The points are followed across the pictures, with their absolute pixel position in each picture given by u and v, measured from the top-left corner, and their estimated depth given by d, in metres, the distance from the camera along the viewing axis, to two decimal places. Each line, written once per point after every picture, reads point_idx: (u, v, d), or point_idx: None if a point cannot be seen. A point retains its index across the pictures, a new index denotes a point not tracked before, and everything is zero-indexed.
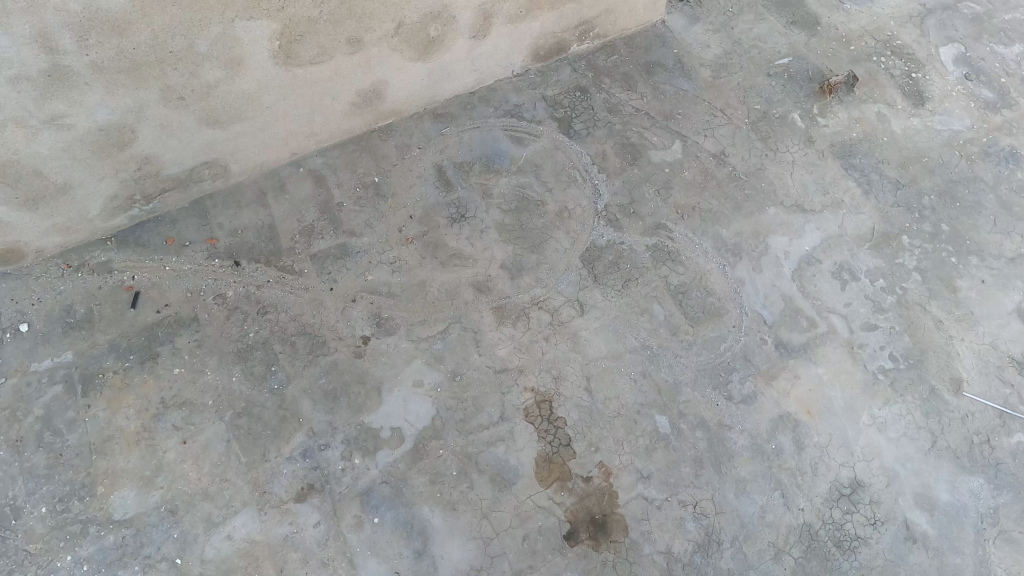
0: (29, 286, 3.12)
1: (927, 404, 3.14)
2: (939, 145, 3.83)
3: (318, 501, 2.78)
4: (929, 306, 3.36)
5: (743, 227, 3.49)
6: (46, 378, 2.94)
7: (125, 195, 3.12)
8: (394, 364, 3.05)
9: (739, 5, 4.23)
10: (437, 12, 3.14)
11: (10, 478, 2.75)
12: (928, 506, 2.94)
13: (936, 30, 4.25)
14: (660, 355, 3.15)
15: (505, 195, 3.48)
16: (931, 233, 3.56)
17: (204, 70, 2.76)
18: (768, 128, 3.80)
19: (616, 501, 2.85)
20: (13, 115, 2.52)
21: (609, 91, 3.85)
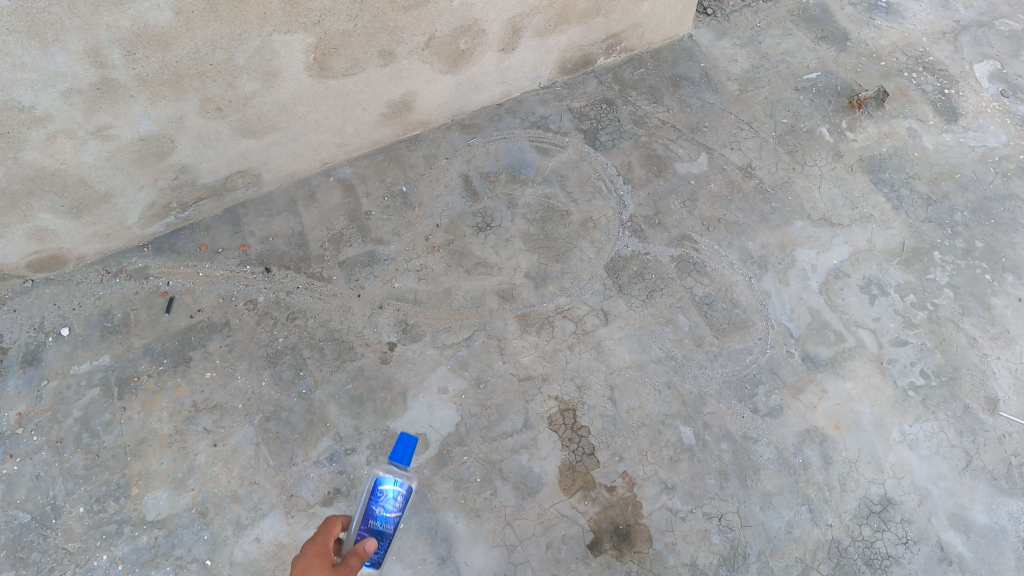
0: (71, 292, 3.22)
1: (961, 422, 3.07)
2: (972, 161, 3.78)
3: (344, 505, 2.80)
4: (962, 323, 3.30)
5: (769, 240, 3.47)
6: (85, 380, 3.02)
7: (163, 203, 3.23)
8: (419, 370, 3.07)
9: (767, 20, 4.27)
10: (467, 25, 3.21)
11: (50, 478, 2.82)
12: (964, 527, 2.86)
13: (971, 47, 4.22)
14: (685, 366, 3.14)
15: (530, 205, 3.51)
16: (964, 249, 3.50)
17: (241, 82, 2.86)
18: (796, 141, 3.79)
19: (640, 511, 2.82)
20: (63, 127, 2.63)
21: (635, 103, 3.88)
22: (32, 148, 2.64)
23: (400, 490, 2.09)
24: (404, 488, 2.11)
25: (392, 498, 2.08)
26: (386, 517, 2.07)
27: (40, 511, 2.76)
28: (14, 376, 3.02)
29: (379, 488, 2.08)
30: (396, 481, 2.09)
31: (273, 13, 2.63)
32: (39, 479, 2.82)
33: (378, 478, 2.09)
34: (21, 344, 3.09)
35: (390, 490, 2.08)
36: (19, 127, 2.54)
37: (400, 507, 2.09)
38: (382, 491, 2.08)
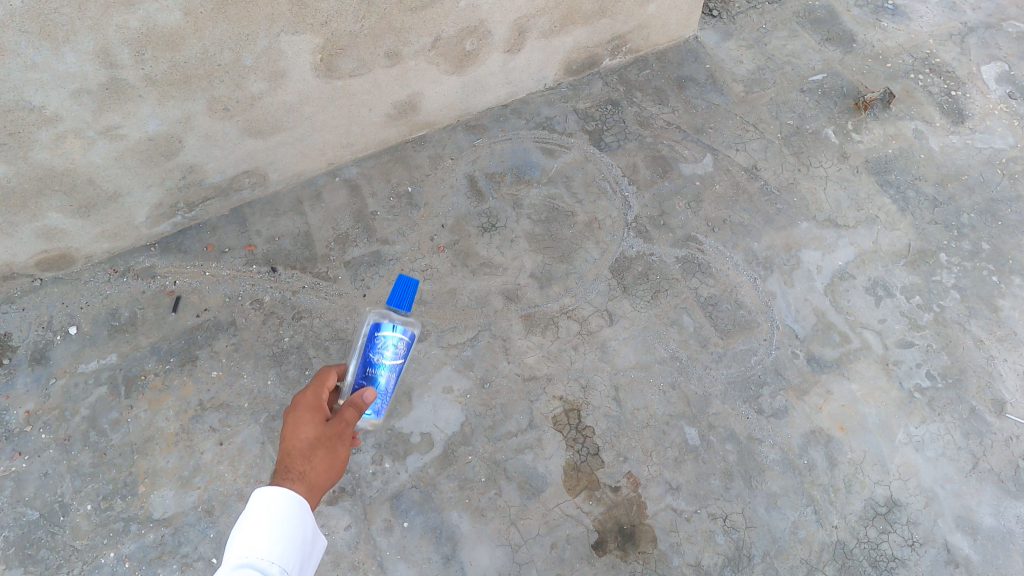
0: (78, 290, 3.24)
1: (967, 425, 3.06)
2: (979, 163, 3.77)
3: (349, 504, 2.79)
4: (968, 325, 3.29)
5: (774, 241, 3.47)
6: (92, 379, 3.04)
7: (170, 203, 3.25)
8: (424, 370, 3.08)
9: (773, 22, 4.27)
10: (474, 26, 3.23)
11: (58, 476, 2.84)
12: (971, 529, 2.85)
13: (978, 49, 4.22)
14: (690, 366, 3.14)
15: (535, 206, 3.52)
16: (971, 251, 3.49)
17: (249, 82, 2.87)
18: (801, 143, 3.79)
19: (645, 511, 2.82)
20: (72, 126, 2.65)
21: (640, 104, 3.89)
22: (42, 148, 2.66)
23: (400, 337, 2.10)
24: (405, 335, 2.12)
25: (392, 345, 2.08)
26: (385, 360, 2.09)
27: (48, 508, 2.77)
28: (22, 374, 3.04)
29: (378, 332, 2.07)
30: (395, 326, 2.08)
31: (281, 14, 2.65)
32: (47, 477, 2.83)
33: (376, 323, 2.08)
34: (30, 343, 3.11)
35: (389, 336, 2.07)
36: (29, 127, 2.56)
37: (402, 352, 2.11)
38: (380, 337, 2.08)
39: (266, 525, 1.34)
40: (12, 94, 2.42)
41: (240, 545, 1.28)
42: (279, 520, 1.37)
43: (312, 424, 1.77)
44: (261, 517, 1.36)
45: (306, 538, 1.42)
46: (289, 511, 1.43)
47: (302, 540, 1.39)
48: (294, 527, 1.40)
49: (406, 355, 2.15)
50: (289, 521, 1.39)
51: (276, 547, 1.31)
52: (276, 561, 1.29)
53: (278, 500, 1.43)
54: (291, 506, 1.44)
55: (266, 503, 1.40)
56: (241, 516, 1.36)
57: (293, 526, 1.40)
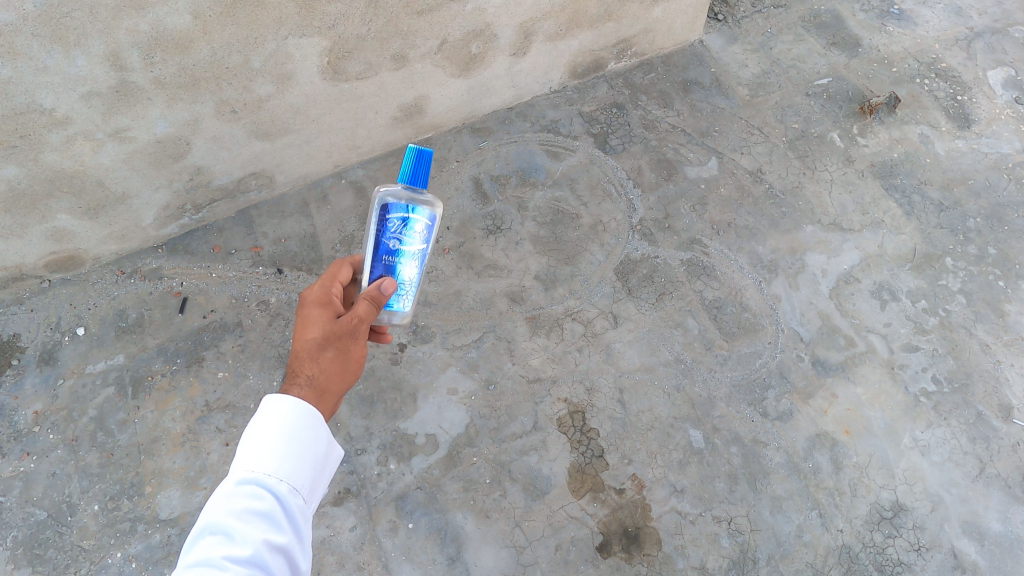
0: (86, 292, 3.26)
1: (974, 429, 3.05)
2: (985, 168, 3.77)
3: (354, 505, 2.80)
4: (974, 330, 3.28)
5: (779, 244, 3.47)
6: (100, 379, 3.06)
7: (178, 205, 3.27)
8: (429, 371, 3.08)
9: (778, 26, 4.28)
10: (480, 30, 3.25)
11: (65, 476, 2.85)
12: (977, 535, 2.84)
13: (984, 54, 4.22)
14: (694, 369, 3.14)
15: (541, 208, 3.53)
16: (977, 256, 3.48)
17: (256, 85, 2.90)
18: (806, 146, 3.79)
19: (649, 513, 2.82)
20: (82, 129, 2.67)
21: (646, 108, 3.90)
22: (52, 150, 2.69)
23: (418, 218, 1.96)
24: (425, 216, 1.97)
25: (411, 229, 1.96)
26: (405, 246, 1.98)
27: (55, 508, 2.79)
28: (31, 375, 3.06)
29: (391, 213, 1.94)
30: (411, 207, 1.94)
31: (289, 17, 2.67)
32: (54, 477, 2.85)
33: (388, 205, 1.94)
34: (38, 343, 3.14)
35: (405, 218, 1.94)
36: (39, 129, 2.59)
37: (422, 235, 1.99)
38: (395, 219, 1.95)
39: (277, 439, 1.41)
40: (23, 97, 2.45)
41: (248, 459, 1.37)
42: (290, 433, 1.43)
43: (322, 322, 1.86)
44: (271, 427, 1.42)
45: (320, 452, 1.47)
46: (299, 422, 1.46)
47: (316, 454, 1.46)
48: (307, 439, 1.45)
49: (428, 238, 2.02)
50: (296, 437, 1.44)
51: (283, 465, 1.38)
52: (284, 479, 1.38)
53: (287, 412, 1.46)
54: (301, 419, 1.47)
55: (280, 413, 1.45)
56: (252, 420, 1.43)
57: (305, 439, 1.45)
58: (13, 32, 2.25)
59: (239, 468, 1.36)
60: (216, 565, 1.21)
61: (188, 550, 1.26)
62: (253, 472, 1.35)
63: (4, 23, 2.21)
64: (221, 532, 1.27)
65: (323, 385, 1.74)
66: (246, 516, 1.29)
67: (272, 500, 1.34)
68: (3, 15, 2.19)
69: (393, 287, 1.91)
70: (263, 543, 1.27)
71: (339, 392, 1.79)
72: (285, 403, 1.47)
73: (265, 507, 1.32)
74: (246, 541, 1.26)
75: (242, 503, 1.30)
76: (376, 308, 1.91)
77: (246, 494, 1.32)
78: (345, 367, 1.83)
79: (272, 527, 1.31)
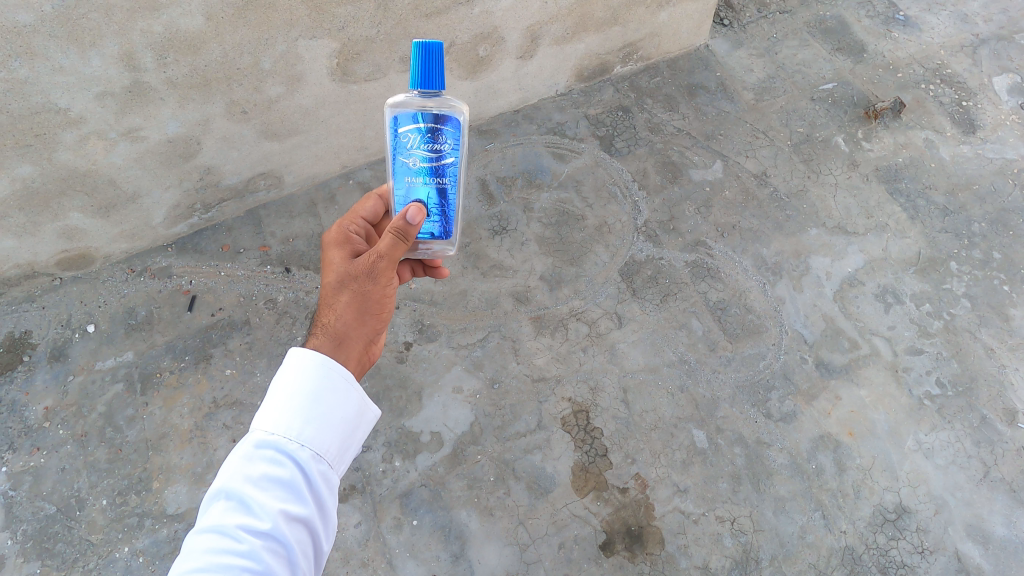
0: (97, 289, 3.30)
1: (978, 433, 3.05)
2: (990, 173, 3.77)
3: (359, 502, 2.82)
4: (979, 334, 3.28)
5: (783, 247, 3.49)
6: (109, 376, 3.09)
7: (188, 204, 3.31)
8: (435, 370, 3.11)
9: (783, 31, 4.32)
10: (487, 33, 3.29)
11: (74, 471, 2.88)
12: (981, 539, 2.84)
13: (989, 60, 4.23)
14: (698, 370, 3.15)
15: (546, 209, 3.55)
16: (981, 260, 3.49)
17: (267, 86, 2.94)
18: (811, 150, 3.81)
19: (652, 513, 2.82)
20: (95, 128, 2.72)
21: (651, 111, 3.93)
22: (66, 149, 2.73)
23: (439, 129, 1.77)
24: (446, 125, 1.77)
25: (425, 140, 1.80)
26: (427, 161, 1.83)
27: (64, 503, 2.82)
28: (42, 371, 3.10)
29: (402, 126, 1.78)
30: (428, 117, 1.76)
31: (299, 19, 2.72)
32: (64, 472, 2.88)
33: (400, 116, 1.77)
34: (49, 340, 3.17)
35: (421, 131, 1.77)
36: (54, 129, 2.63)
37: (445, 147, 1.80)
38: (408, 133, 1.79)
39: (298, 404, 1.43)
40: (39, 97, 2.50)
41: (269, 422, 1.40)
42: (312, 397, 1.45)
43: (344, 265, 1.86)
44: (292, 389, 1.44)
45: (347, 415, 1.49)
46: (320, 386, 1.47)
47: (340, 419, 1.47)
48: (331, 403, 1.47)
49: (454, 150, 1.83)
50: (317, 400, 1.45)
51: (306, 430, 1.41)
52: (306, 445, 1.40)
53: (309, 374, 1.47)
54: (321, 382, 1.48)
55: (303, 376, 1.47)
56: (275, 381, 1.46)
57: (329, 404, 1.46)
58: (31, 32, 2.31)
59: (260, 430, 1.40)
60: (231, 532, 1.28)
61: (208, 509, 1.33)
62: (274, 436, 1.39)
63: (22, 24, 2.27)
64: (239, 498, 1.33)
65: (341, 331, 1.74)
66: (264, 484, 1.34)
67: (292, 467, 1.38)
68: (22, 15, 2.25)
69: (416, 214, 1.80)
70: (280, 514, 1.32)
71: (362, 337, 1.78)
72: (308, 366, 1.48)
73: (284, 475, 1.36)
74: (263, 510, 1.31)
75: (260, 469, 1.35)
76: (400, 240, 1.82)
77: (266, 460, 1.36)
78: (366, 307, 1.80)
79: (291, 496, 1.36)
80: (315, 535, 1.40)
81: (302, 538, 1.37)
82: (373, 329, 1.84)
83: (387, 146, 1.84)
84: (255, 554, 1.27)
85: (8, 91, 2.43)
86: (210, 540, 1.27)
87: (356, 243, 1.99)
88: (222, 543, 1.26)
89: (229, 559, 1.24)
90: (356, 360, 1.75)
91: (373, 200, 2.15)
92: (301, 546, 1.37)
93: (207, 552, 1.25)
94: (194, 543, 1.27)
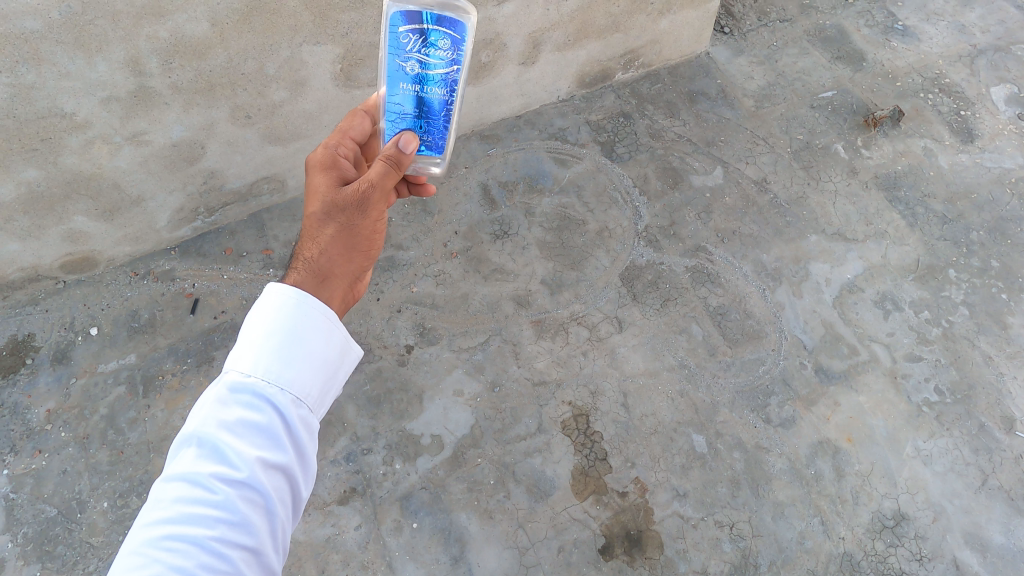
0: (100, 292, 3.32)
1: (976, 440, 3.06)
2: (988, 182, 3.80)
3: (360, 504, 2.83)
4: (977, 341, 3.30)
5: (783, 253, 3.51)
6: (111, 379, 3.11)
7: (191, 207, 3.33)
8: (435, 373, 3.12)
9: (784, 40, 4.35)
10: (490, 39, 3.32)
11: (76, 473, 2.89)
12: (980, 546, 2.84)
13: (987, 70, 4.27)
14: (699, 375, 3.16)
15: (547, 214, 3.57)
16: (980, 268, 3.51)
17: (271, 91, 2.97)
18: (811, 157, 3.84)
19: (652, 516, 2.83)
20: (101, 132, 2.74)
21: (652, 117, 3.95)
22: (71, 153, 2.76)
23: (443, 31, 1.68)
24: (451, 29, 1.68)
25: (429, 44, 1.70)
26: (425, 68, 1.74)
27: (65, 505, 2.82)
28: (44, 374, 3.11)
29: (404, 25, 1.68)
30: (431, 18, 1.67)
31: (303, 25, 2.76)
32: (65, 474, 2.89)
33: (401, 12, 1.66)
34: (52, 343, 3.19)
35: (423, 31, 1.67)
36: (59, 133, 2.66)
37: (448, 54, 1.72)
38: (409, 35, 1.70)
39: (277, 344, 1.36)
40: (46, 102, 2.52)
41: (245, 364, 1.33)
42: (291, 337, 1.38)
43: (330, 193, 1.78)
44: (271, 329, 1.37)
45: (330, 357, 1.42)
46: (301, 325, 1.40)
47: (322, 361, 1.41)
48: (312, 345, 1.40)
49: (457, 58, 1.74)
50: (297, 339, 1.38)
51: (286, 372, 1.35)
52: (285, 389, 1.34)
53: (289, 310, 1.41)
54: (301, 321, 1.41)
55: (281, 315, 1.40)
56: (253, 319, 1.38)
57: (310, 344, 1.39)
58: (38, 38, 2.33)
59: (235, 372, 1.33)
60: (204, 481, 1.20)
61: (178, 456, 1.25)
62: (250, 378, 1.32)
63: (29, 30, 2.29)
64: (213, 445, 1.25)
65: (325, 268, 1.66)
66: (240, 431, 1.27)
67: (270, 413, 1.31)
68: (29, 22, 2.27)
69: (409, 141, 1.77)
70: (257, 462, 1.26)
71: (347, 275, 1.72)
72: (288, 305, 1.41)
73: (261, 421, 1.30)
74: (239, 458, 1.24)
75: (236, 415, 1.28)
76: (392, 168, 1.77)
77: (243, 404, 1.30)
78: (353, 240, 1.75)
79: (269, 444, 1.29)
80: (294, 483, 1.34)
81: (281, 486, 1.31)
82: (359, 267, 1.78)
83: (384, 46, 1.73)
84: (230, 504, 1.20)
85: (15, 96, 2.45)
86: (179, 489, 1.20)
87: (344, 168, 1.88)
88: (194, 492, 1.19)
89: (202, 509, 1.18)
90: (340, 298, 1.69)
91: (360, 117, 2.04)
92: (280, 495, 1.30)
93: (177, 502, 1.18)
94: (164, 491, 1.19)
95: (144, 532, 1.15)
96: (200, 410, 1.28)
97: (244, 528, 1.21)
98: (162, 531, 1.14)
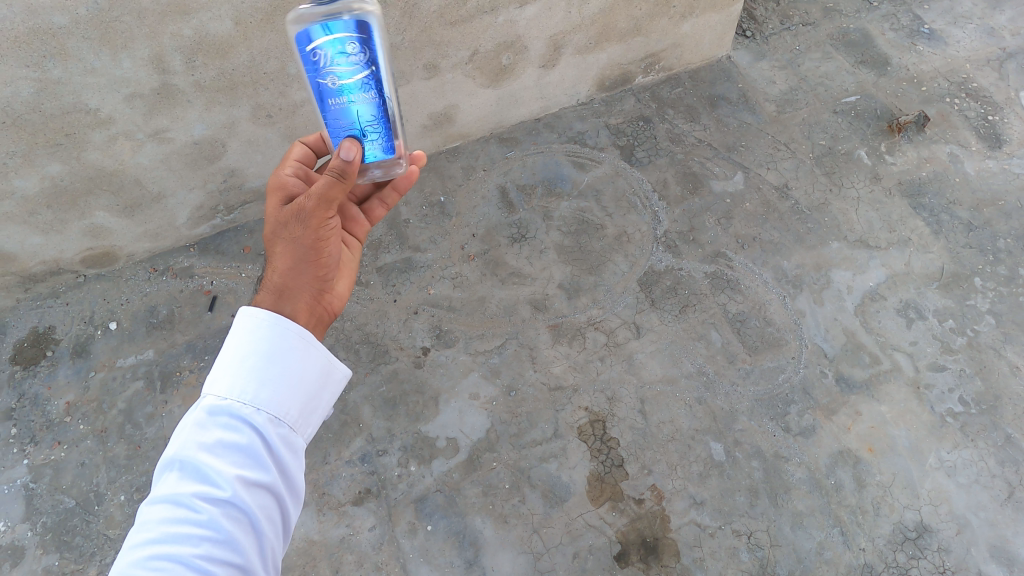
0: (120, 288, 3.35)
1: (1002, 452, 2.99)
2: (1016, 189, 3.71)
3: (374, 505, 2.83)
4: (1004, 351, 3.23)
5: (804, 260, 3.46)
6: (130, 374, 3.13)
7: (211, 205, 3.37)
8: (452, 375, 3.12)
9: (806, 44, 4.31)
10: (511, 41, 3.32)
11: (94, 466, 2.92)
12: (1007, 561, 2.77)
13: (1016, 75, 4.18)
14: (717, 382, 3.13)
15: (565, 218, 3.56)
16: (1007, 276, 3.43)
17: (292, 91, 2.99)
18: (833, 163, 3.79)
19: (668, 524, 2.80)
20: (124, 129, 2.77)
21: (672, 121, 3.93)
22: (94, 148, 2.79)
23: (346, 36, 1.65)
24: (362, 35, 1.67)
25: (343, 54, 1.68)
26: (344, 80, 1.73)
27: (83, 497, 2.85)
28: (64, 367, 3.15)
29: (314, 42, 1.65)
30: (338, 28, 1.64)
31: None
32: (84, 466, 2.92)
33: (306, 31, 1.63)
34: (72, 336, 3.22)
35: (335, 45, 1.66)
36: (84, 128, 2.69)
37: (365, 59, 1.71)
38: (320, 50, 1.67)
39: (251, 366, 1.39)
40: (71, 97, 2.55)
41: (220, 387, 1.36)
42: (266, 358, 1.41)
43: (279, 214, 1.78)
44: (247, 351, 1.41)
45: (308, 376, 1.45)
46: (273, 346, 1.43)
47: (298, 379, 1.43)
48: (287, 364, 1.43)
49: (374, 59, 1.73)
50: (269, 359, 1.41)
51: (262, 391, 1.38)
52: (262, 408, 1.37)
53: (260, 334, 1.44)
54: (271, 345, 1.43)
55: (255, 338, 1.43)
56: (228, 343, 1.42)
57: (286, 364, 1.43)
58: (65, 34, 2.35)
59: (211, 396, 1.36)
60: (186, 501, 1.24)
61: (162, 480, 1.29)
62: (226, 402, 1.35)
63: (57, 26, 2.32)
64: (193, 467, 1.28)
65: (284, 284, 1.68)
66: (220, 451, 1.30)
67: (249, 432, 1.34)
68: (57, 18, 2.30)
69: (350, 150, 1.69)
70: (238, 480, 1.29)
71: (308, 287, 1.72)
72: (260, 326, 1.44)
73: (240, 441, 1.32)
74: (220, 477, 1.27)
75: (215, 436, 1.32)
76: (337, 180, 1.72)
77: (222, 426, 1.33)
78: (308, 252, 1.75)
79: (249, 462, 1.32)
80: (277, 502, 1.36)
81: (267, 504, 1.33)
82: (322, 277, 1.77)
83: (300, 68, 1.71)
84: (214, 522, 1.23)
85: (42, 91, 2.49)
86: (162, 511, 1.23)
87: (291, 189, 1.92)
88: (177, 512, 1.22)
89: (185, 528, 1.20)
90: (306, 311, 1.69)
91: (301, 145, 2.14)
92: (265, 512, 1.32)
93: (162, 523, 1.21)
94: (148, 514, 1.23)
95: (129, 555, 1.17)
96: (180, 435, 1.32)
97: (228, 544, 1.23)
98: (148, 551, 1.17)
